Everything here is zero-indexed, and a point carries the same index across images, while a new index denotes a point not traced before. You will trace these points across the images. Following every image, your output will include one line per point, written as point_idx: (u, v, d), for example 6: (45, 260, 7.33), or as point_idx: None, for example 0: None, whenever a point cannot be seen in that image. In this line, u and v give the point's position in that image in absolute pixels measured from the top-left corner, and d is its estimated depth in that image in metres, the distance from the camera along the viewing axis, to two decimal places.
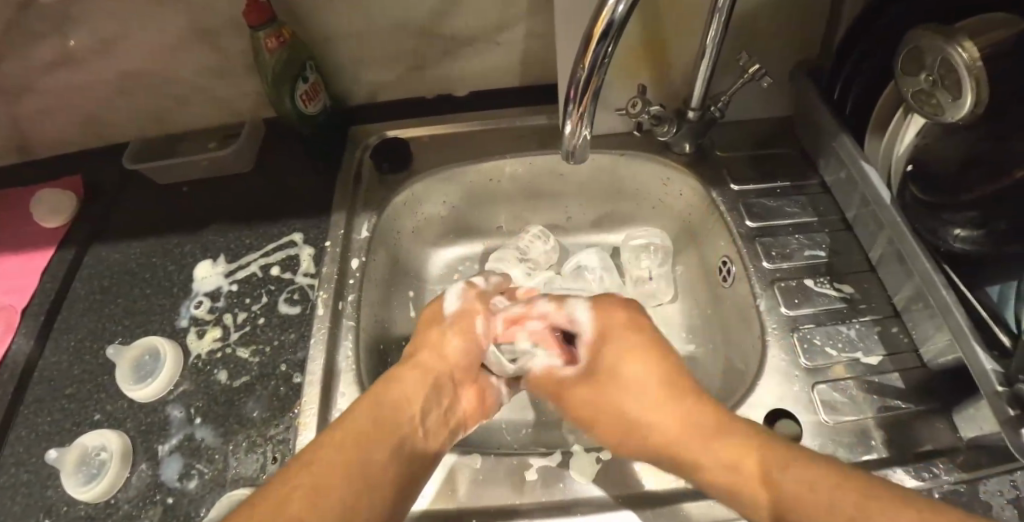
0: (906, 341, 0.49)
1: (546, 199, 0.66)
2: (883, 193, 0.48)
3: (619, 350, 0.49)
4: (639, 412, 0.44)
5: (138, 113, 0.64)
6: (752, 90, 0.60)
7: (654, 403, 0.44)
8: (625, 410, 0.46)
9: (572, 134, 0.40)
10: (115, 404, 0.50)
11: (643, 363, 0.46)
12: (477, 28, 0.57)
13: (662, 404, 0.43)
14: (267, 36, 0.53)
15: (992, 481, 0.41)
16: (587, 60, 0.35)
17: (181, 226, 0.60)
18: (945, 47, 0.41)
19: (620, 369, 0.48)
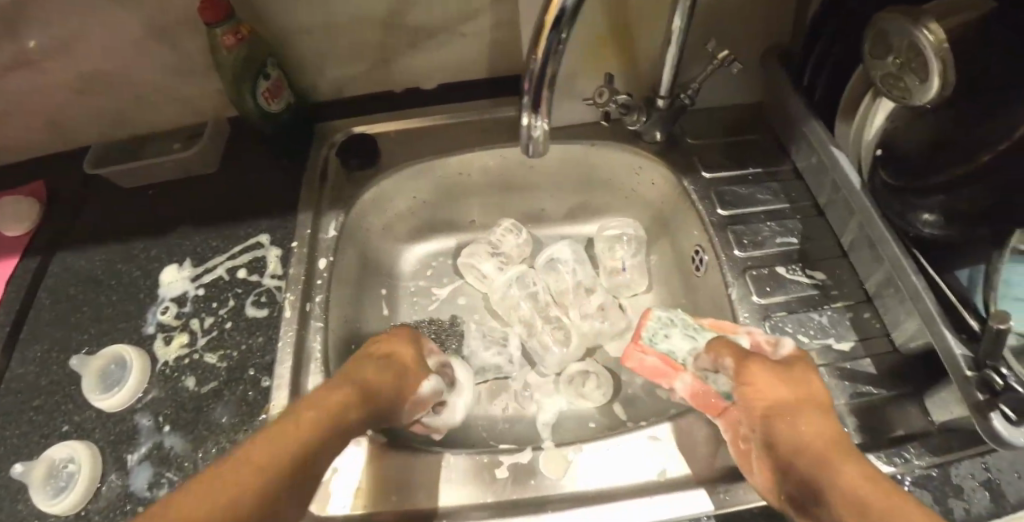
0: (877, 326, 0.49)
1: (518, 191, 0.65)
2: (852, 178, 0.48)
3: (770, 377, 0.40)
4: (789, 424, 0.37)
5: (99, 115, 0.63)
6: (722, 76, 0.59)
7: (804, 420, 0.37)
8: (771, 417, 0.38)
9: (530, 126, 0.39)
10: (83, 415, 0.49)
11: (803, 391, 0.39)
12: (441, 19, 0.56)
13: (819, 421, 0.36)
14: (223, 33, 0.51)
15: (964, 464, 0.42)
16: (540, 50, 0.34)
17: (147, 230, 0.59)
18: (913, 30, 0.40)
19: (773, 383, 0.40)
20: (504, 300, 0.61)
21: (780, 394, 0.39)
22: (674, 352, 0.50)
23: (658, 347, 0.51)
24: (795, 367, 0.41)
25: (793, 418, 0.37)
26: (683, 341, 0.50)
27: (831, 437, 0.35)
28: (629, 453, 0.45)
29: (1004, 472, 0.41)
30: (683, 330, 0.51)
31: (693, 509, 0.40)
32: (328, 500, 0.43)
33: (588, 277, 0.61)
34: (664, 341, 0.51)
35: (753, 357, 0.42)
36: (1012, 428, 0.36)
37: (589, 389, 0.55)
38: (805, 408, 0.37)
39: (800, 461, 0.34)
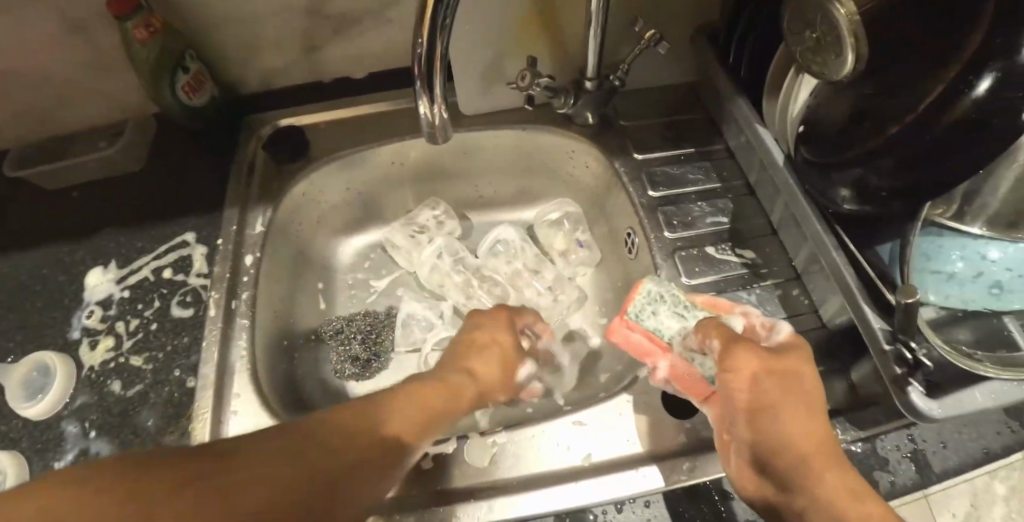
0: (806, 302, 0.49)
1: (455, 178, 0.64)
2: (775, 153, 0.48)
3: (758, 367, 0.36)
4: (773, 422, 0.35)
5: (18, 116, 0.61)
6: (653, 56, 0.59)
7: (788, 416, 0.34)
8: (753, 413, 0.36)
9: (430, 114, 0.38)
10: (9, 425, 0.48)
11: (790, 382, 0.36)
12: (361, 5, 0.55)
13: (799, 414, 0.34)
14: (134, 27, 0.50)
15: (890, 436, 0.43)
16: (426, 29, 0.33)
17: (73, 232, 0.58)
18: (824, 2, 0.39)
19: (758, 375, 0.36)
20: (433, 277, 0.61)
21: (760, 387, 0.36)
22: (661, 332, 0.45)
23: (645, 325, 0.45)
24: (787, 354, 0.38)
25: (775, 412, 0.35)
26: (670, 320, 0.45)
27: (815, 438, 0.34)
28: (554, 440, 0.45)
29: (929, 442, 0.42)
30: (671, 308, 0.45)
31: (647, 487, 0.41)
32: None
33: (527, 263, 0.60)
34: (652, 320, 0.45)
35: (743, 341, 0.38)
36: (929, 401, 0.36)
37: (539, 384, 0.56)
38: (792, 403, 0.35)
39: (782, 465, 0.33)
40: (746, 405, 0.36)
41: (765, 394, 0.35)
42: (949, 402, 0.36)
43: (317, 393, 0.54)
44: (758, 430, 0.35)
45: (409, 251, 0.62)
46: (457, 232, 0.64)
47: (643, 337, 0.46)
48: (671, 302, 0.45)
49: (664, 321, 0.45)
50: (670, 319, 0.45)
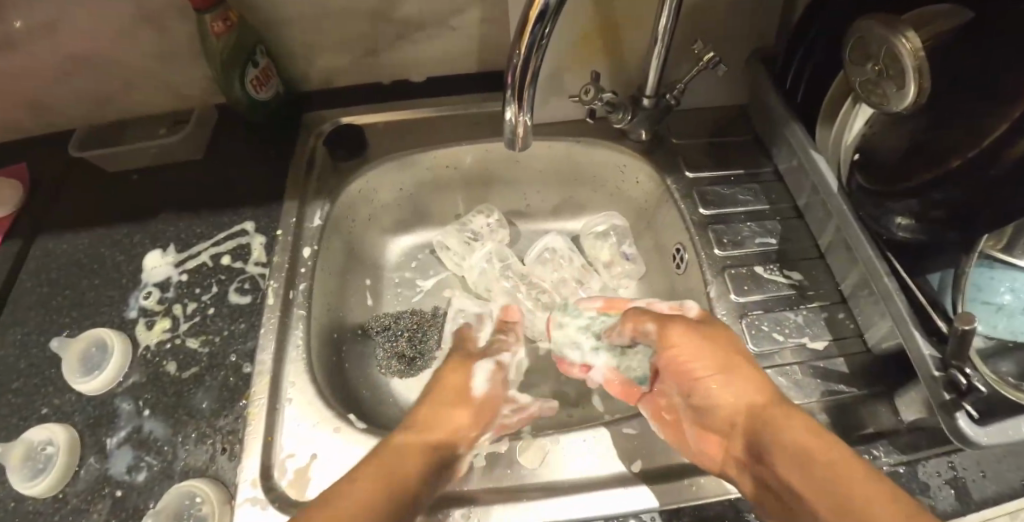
0: (852, 326, 0.50)
1: (503, 185, 0.66)
2: (830, 181, 0.50)
3: (693, 338, 0.45)
4: (720, 388, 0.44)
5: (83, 97, 0.62)
6: (707, 78, 0.61)
7: (738, 383, 0.43)
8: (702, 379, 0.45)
9: (514, 121, 0.41)
10: (63, 398, 0.49)
11: (720, 361, 0.44)
12: (429, 12, 0.57)
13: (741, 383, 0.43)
14: (213, 20, 0.51)
15: (930, 462, 0.42)
16: (524, 45, 0.36)
17: (132, 214, 0.59)
18: (889, 38, 0.41)
19: (695, 343, 0.45)
20: (480, 279, 0.62)
21: (706, 360, 0.44)
22: (566, 325, 0.55)
23: (570, 357, 0.54)
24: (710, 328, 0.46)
25: (711, 383, 0.44)
26: (593, 351, 0.53)
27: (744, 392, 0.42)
28: (606, 445, 0.45)
29: (969, 470, 0.42)
30: (584, 326, 0.54)
31: (637, 507, 0.41)
32: (306, 486, 0.43)
33: (573, 273, 0.62)
34: (574, 352, 0.54)
35: (674, 320, 0.47)
36: (976, 427, 0.36)
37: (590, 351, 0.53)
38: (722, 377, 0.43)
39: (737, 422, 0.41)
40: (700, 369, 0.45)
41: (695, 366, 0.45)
42: (995, 431, 0.36)
43: (361, 385, 0.55)
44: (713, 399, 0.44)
45: (461, 255, 0.63)
46: (506, 238, 0.65)
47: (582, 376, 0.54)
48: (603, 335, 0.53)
49: (578, 335, 0.54)
50: (583, 328, 0.54)
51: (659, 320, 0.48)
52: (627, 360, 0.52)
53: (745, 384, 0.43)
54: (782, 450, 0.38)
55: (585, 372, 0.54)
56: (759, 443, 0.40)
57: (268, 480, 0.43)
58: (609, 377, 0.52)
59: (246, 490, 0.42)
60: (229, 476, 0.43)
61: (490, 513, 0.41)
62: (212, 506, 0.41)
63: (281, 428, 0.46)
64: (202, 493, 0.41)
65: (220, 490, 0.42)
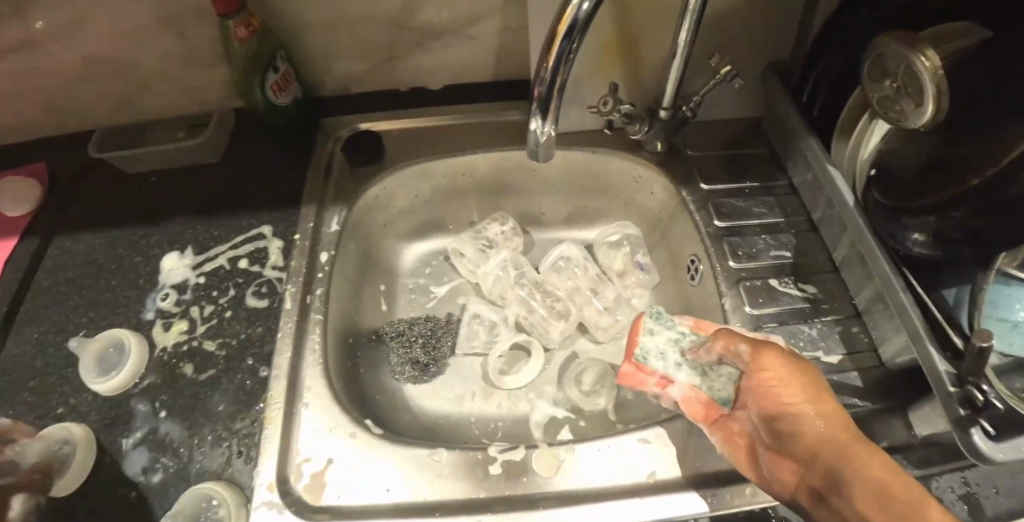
0: (865, 340, 0.50)
1: (518, 193, 0.66)
2: (845, 195, 0.49)
3: (784, 364, 0.40)
4: (806, 418, 0.38)
5: (104, 99, 0.63)
6: (723, 91, 0.61)
7: (827, 416, 0.37)
8: (790, 407, 0.39)
9: (539, 131, 0.42)
10: (79, 398, 0.49)
11: (814, 392, 0.39)
12: (450, 21, 0.57)
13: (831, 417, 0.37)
14: (235, 25, 0.52)
15: (943, 477, 0.43)
16: (552, 58, 0.36)
17: (150, 216, 0.60)
18: (908, 56, 0.41)
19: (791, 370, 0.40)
20: (495, 286, 0.62)
21: (797, 385, 0.39)
22: (651, 336, 0.50)
23: (653, 365, 0.48)
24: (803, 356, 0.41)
25: (796, 412, 0.39)
26: (680, 366, 0.48)
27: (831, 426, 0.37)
28: (622, 454, 0.45)
29: (983, 486, 0.42)
30: (675, 341, 0.50)
31: (688, 510, 0.41)
32: (323, 490, 0.43)
33: (587, 281, 0.61)
34: (657, 362, 0.49)
35: (764, 340, 0.42)
36: (991, 443, 0.36)
37: (670, 365, 0.48)
38: (810, 405, 0.38)
39: (813, 452, 0.36)
40: (788, 396, 0.39)
41: (782, 392, 0.40)
42: (1013, 447, 0.36)
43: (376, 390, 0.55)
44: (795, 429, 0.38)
45: (476, 263, 0.63)
46: (520, 246, 0.65)
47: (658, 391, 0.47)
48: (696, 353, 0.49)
49: (666, 349, 0.49)
50: (673, 344, 0.49)
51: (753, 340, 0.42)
52: (713, 382, 0.46)
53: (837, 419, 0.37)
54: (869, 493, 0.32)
55: (662, 387, 0.47)
56: (841, 480, 0.34)
57: (284, 484, 0.43)
58: (689, 395, 0.46)
59: (262, 494, 0.42)
60: (245, 479, 0.43)
61: (505, 520, 0.41)
62: (229, 508, 0.41)
63: (297, 432, 0.46)
64: (218, 495, 0.41)
65: (236, 492, 0.42)
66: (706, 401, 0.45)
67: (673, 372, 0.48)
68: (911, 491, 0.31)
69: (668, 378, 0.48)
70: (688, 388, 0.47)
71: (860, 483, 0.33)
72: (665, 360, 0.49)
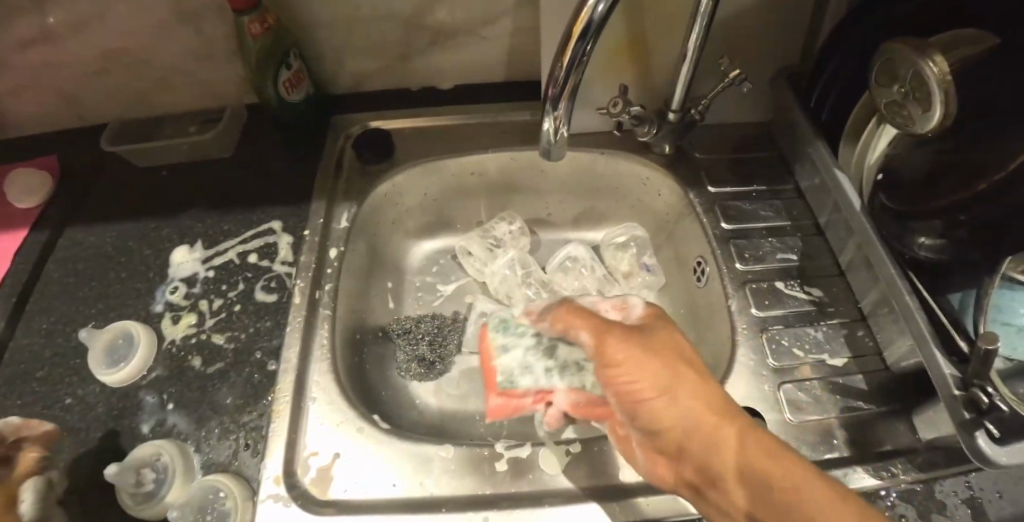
0: (871, 344, 0.50)
1: (526, 193, 0.67)
2: (852, 200, 0.50)
3: (636, 349, 0.40)
4: (665, 406, 0.37)
5: (119, 93, 0.64)
6: (731, 95, 0.62)
7: (683, 398, 0.37)
8: (646, 400, 0.38)
9: (552, 131, 0.42)
10: (87, 389, 0.49)
11: (667, 374, 0.38)
12: (462, 21, 0.58)
13: (681, 403, 0.37)
14: (251, 21, 0.52)
15: (946, 482, 0.42)
16: (566, 59, 0.37)
17: (160, 210, 0.60)
18: (918, 61, 0.41)
19: (639, 357, 0.40)
20: (502, 286, 0.62)
21: (652, 374, 0.38)
22: (504, 355, 0.50)
23: (522, 385, 0.49)
24: (651, 333, 0.42)
25: (654, 400, 0.38)
26: (542, 372, 0.49)
27: (690, 410, 0.36)
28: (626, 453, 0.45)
29: (986, 490, 0.41)
30: (529, 348, 0.50)
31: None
32: (329, 483, 0.44)
33: (593, 282, 0.62)
34: (525, 379, 0.49)
35: (612, 331, 0.43)
36: (996, 447, 0.35)
37: (532, 367, 0.49)
38: (663, 394, 0.38)
39: (683, 445, 0.36)
40: (645, 386, 0.38)
41: (639, 381, 0.38)
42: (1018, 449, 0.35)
43: (382, 385, 0.56)
44: (656, 420, 0.37)
45: (483, 262, 0.64)
46: (528, 246, 0.65)
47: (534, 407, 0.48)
48: (551, 354, 0.50)
49: (526, 359, 0.50)
50: (529, 350, 0.50)
51: (592, 328, 0.44)
52: (582, 378, 0.48)
53: (689, 403, 0.37)
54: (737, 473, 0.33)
55: (541, 400, 0.48)
56: (713, 465, 0.34)
57: (291, 477, 0.43)
58: (571, 399, 0.47)
59: (268, 486, 0.43)
60: (251, 472, 0.43)
61: (511, 517, 0.41)
62: (235, 500, 0.41)
63: (305, 426, 0.47)
64: (225, 488, 0.41)
65: (242, 484, 0.42)
66: (590, 399, 0.45)
67: (536, 374, 0.49)
68: (773, 464, 0.32)
69: (540, 389, 0.48)
70: (563, 392, 0.47)
71: (729, 465, 0.33)
72: (523, 360, 0.50)
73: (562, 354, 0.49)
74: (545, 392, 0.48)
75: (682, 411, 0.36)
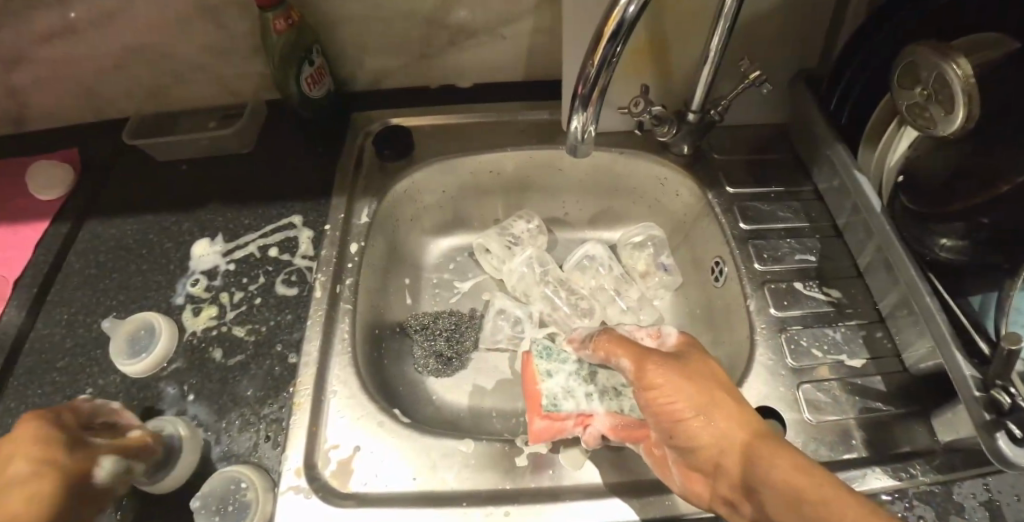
0: (889, 345, 0.50)
1: (544, 192, 0.67)
2: (873, 201, 0.50)
3: (672, 373, 0.40)
4: (703, 427, 0.37)
5: (140, 87, 0.64)
6: (750, 96, 0.62)
7: (720, 417, 0.37)
8: (682, 421, 0.38)
9: (579, 130, 0.43)
10: (108, 379, 0.49)
11: (702, 396, 0.38)
12: (483, 21, 0.58)
13: (721, 423, 0.37)
14: (275, 18, 0.53)
15: (965, 484, 0.42)
16: (596, 59, 0.37)
17: (181, 203, 0.61)
18: (941, 63, 0.41)
19: (675, 379, 0.39)
20: (519, 283, 0.63)
21: (687, 396, 0.38)
22: (549, 380, 0.49)
23: (565, 409, 0.46)
24: (688, 358, 0.42)
25: (691, 420, 0.38)
26: (586, 397, 0.47)
27: (729, 429, 0.37)
28: None
29: (1004, 493, 0.41)
30: (573, 374, 0.49)
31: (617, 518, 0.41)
32: (350, 476, 0.44)
33: (610, 281, 0.63)
34: (568, 403, 0.47)
35: (650, 357, 0.41)
36: (1017, 448, 0.35)
37: (572, 389, 0.48)
38: (700, 415, 0.37)
39: (719, 463, 0.36)
40: (683, 407, 0.38)
41: (676, 404, 0.38)
42: None
43: (400, 380, 0.56)
44: (693, 440, 0.37)
45: (500, 259, 0.64)
46: (545, 244, 0.65)
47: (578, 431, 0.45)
48: (591, 381, 0.49)
49: (569, 385, 0.48)
50: (571, 375, 0.49)
51: (632, 352, 0.42)
52: (621, 403, 0.47)
53: (728, 422, 0.37)
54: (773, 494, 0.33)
55: (582, 426, 0.45)
56: (751, 485, 0.34)
57: (311, 470, 0.44)
58: (612, 422, 0.45)
59: (289, 478, 0.43)
60: (272, 464, 0.44)
61: (530, 512, 0.41)
62: (256, 491, 0.41)
63: (325, 420, 0.47)
64: (246, 478, 0.42)
65: (263, 475, 0.42)
66: (624, 424, 0.44)
67: (578, 398, 0.47)
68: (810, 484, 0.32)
69: (576, 416, 0.46)
70: (604, 417, 0.45)
71: (766, 486, 0.33)
72: (561, 384, 0.48)
73: (600, 380, 0.49)
74: (586, 417, 0.45)
75: (720, 430, 0.37)
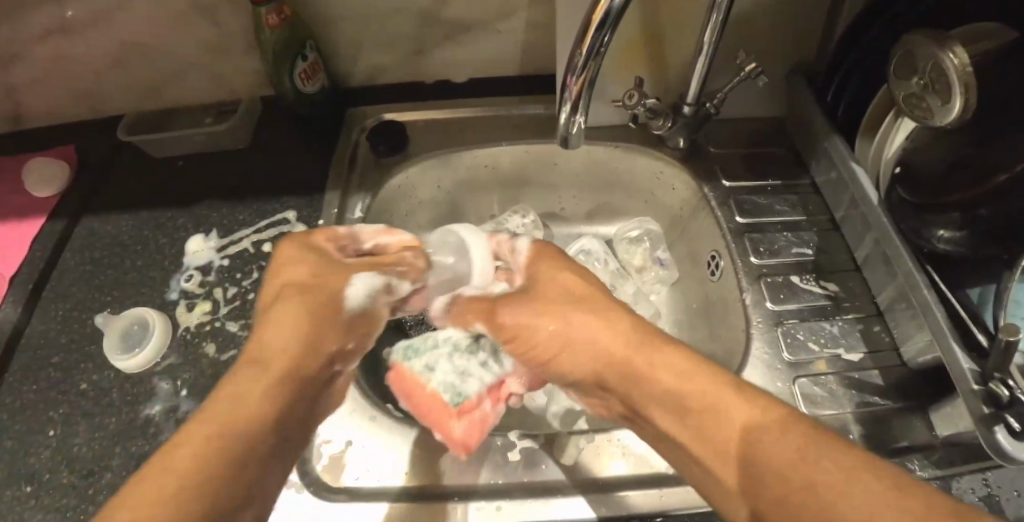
0: (888, 340, 0.49)
1: (539, 187, 0.67)
2: (869, 194, 0.49)
3: (530, 309, 0.45)
4: (573, 353, 0.43)
5: (135, 85, 0.64)
6: (746, 89, 0.62)
7: (587, 340, 0.42)
8: (556, 355, 0.43)
9: (567, 121, 0.42)
10: (101, 375, 0.49)
11: (565, 332, 0.43)
12: (477, 15, 0.58)
13: (587, 342, 0.42)
14: (268, 13, 0.53)
15: (964, 478, 0.41)
16: (584, 48, 0.37)
17: (176, 200, 0.61)
18: (937, 52, 0.41)
19: (534, 314, 0.44)
20: None
21: (546, 326, 0.44)
22: (432, 374, 0.42)
23: (473, 396, 0.41)
24: (540, 283, 0.47)
25: (563, 353, 0.43)
26: (481, 369, 0.43)
27: (598, 346, 0.42)
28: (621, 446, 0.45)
29: (1004, 488, 0.41)
30: (452, 353, 0.43)
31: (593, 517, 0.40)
32: (341, 471, 0.43)
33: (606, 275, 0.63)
34: (472, 386, 0.42)
35: (501, 305, 0.45)
36: (1015, 442, 0.35)
37: (465, 367, 0.43)
38: (569, 343, 0.43)
39: (603, 376, 0.41)
40: (552, 345, 0.43)
41: (544, 341, 0.43)
42: None
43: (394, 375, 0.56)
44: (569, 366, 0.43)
45: None
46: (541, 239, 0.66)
47: (494, 410, 0.42)
48: (476, 349, 0.44)
49: (457, 365, 0.43)
50: (455, 355, 0.43)
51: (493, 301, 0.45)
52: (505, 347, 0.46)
53: (595, 337, 0.42)
54: (652, 399, 0.38)
55: (495, 399, 0.43)
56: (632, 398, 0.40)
57: (303, 464, 0.43)
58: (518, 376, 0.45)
59: None
60: None
61: (522, 507, 0.41)
62: None
63: None
64: None
65: None
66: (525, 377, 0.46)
67: (475, 377, 0.42)
68: (668, 377, 0.37)
69: (485, 395, 0.42)
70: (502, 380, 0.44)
71: (642, 394, 0.39)
72: (451, 371, 0.42)
73: (485, 343, 0.44)
74: (491, 390, 0.43)
75: (590, 347, 0.42)
